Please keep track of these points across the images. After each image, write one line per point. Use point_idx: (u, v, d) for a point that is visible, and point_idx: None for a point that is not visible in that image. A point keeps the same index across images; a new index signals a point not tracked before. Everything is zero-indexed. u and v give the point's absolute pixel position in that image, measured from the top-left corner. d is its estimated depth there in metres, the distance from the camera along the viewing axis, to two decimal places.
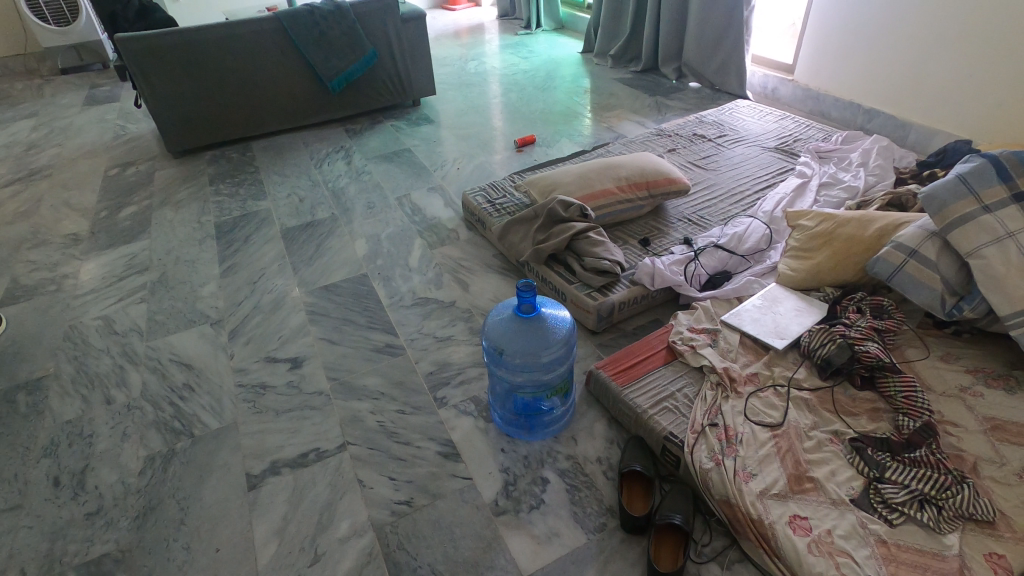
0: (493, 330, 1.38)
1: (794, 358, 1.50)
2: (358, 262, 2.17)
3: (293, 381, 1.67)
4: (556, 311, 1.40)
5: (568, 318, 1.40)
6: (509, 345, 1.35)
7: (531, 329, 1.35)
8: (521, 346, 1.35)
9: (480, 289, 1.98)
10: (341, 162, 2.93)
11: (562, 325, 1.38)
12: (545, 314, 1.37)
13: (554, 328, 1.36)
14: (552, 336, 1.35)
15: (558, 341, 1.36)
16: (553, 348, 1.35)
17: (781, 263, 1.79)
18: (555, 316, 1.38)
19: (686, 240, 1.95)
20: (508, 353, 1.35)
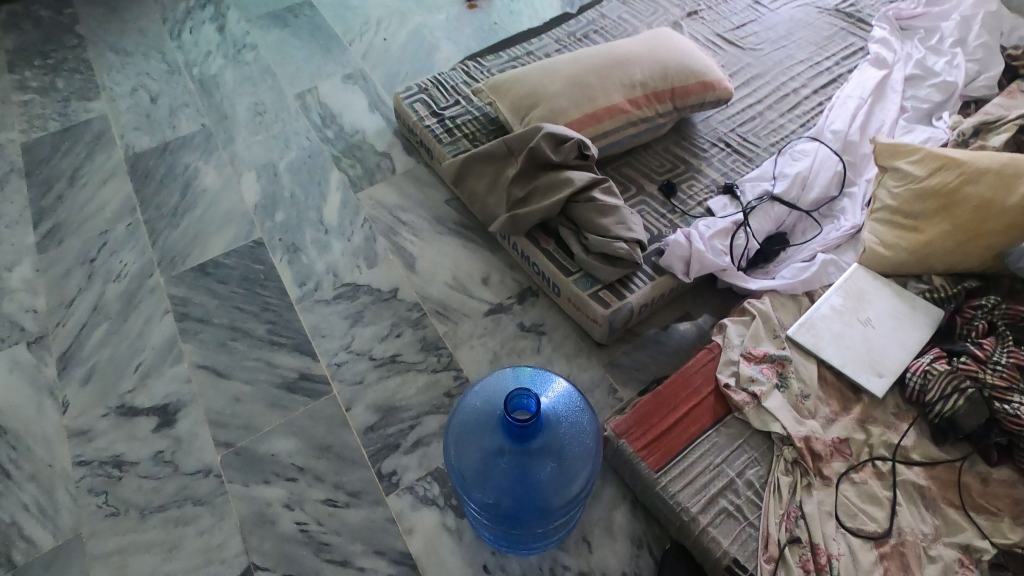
0: (467, 468, 0.80)
1: (894, 405, 1.05)
2: (249, 218, 1.48)
3: (164, 451, 1.12)
4: (567, 403, 0.85)
5: (587, 411, 0.86)
6: (509, 495, 0.78)
7: (540, 458, 0.79)
8: (530, 492, 0.78)
9: (431, 265, 1.37)
10: (209, 27, 1.98)
11: (583, 429, 0.83)
12: (553, 419, 0.82)
13: (574, 442, 0.81)
14: (576, 457, 0.80)
15: (587, 460, 0.81)
16: (583, 477, 0.80)
17: (867, 231, 1.24)
18: (568, 416, 0.83)
19: (728, 187, 1.35)
20: (510, 507, 0.78)
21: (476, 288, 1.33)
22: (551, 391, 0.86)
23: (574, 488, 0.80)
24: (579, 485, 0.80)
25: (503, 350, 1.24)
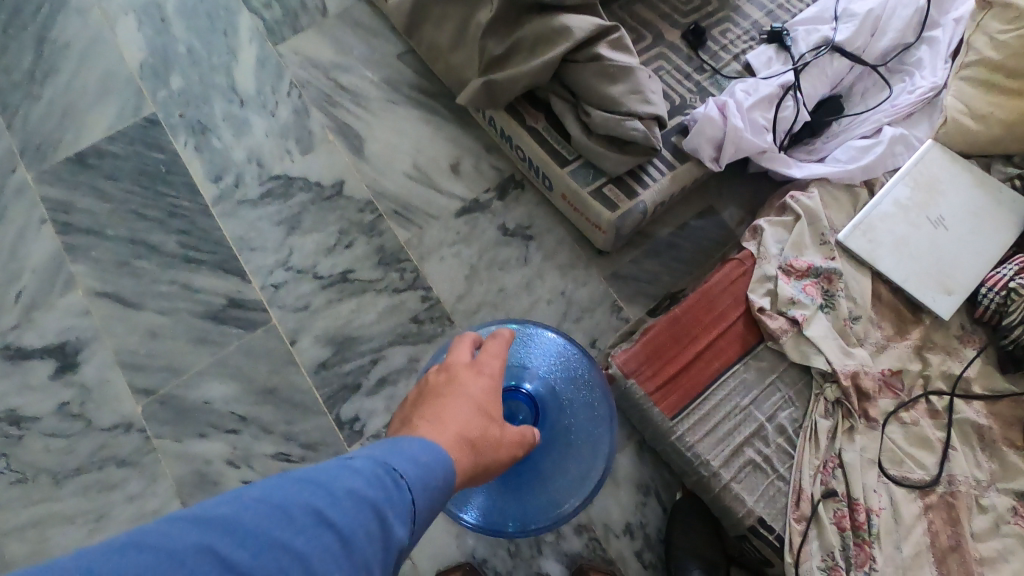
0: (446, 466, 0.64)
1: (958, 326, 0.87)
2: (135, 85, 1.10)
3: (71, 402, 0.91)
4: (569, 371, 0.69)
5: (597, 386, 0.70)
6: (504, 499, 0.63)
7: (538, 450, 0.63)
8: (525, 493, 0.63)
9: (385, 150, 1.06)
10: None
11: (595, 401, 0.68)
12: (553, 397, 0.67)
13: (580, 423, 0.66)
14: (584, 446, 0.65)
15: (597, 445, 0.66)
16: (594, 471, 0.65)
17: (950, 94, 0.96)
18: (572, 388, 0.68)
19: (773, 34, 1.03)
20: (503, 510, 0.64)
21: (445, 180, 1.04)
22: (548, 356, 0.70)
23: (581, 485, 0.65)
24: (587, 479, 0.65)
25: (482, 262, 0.99)
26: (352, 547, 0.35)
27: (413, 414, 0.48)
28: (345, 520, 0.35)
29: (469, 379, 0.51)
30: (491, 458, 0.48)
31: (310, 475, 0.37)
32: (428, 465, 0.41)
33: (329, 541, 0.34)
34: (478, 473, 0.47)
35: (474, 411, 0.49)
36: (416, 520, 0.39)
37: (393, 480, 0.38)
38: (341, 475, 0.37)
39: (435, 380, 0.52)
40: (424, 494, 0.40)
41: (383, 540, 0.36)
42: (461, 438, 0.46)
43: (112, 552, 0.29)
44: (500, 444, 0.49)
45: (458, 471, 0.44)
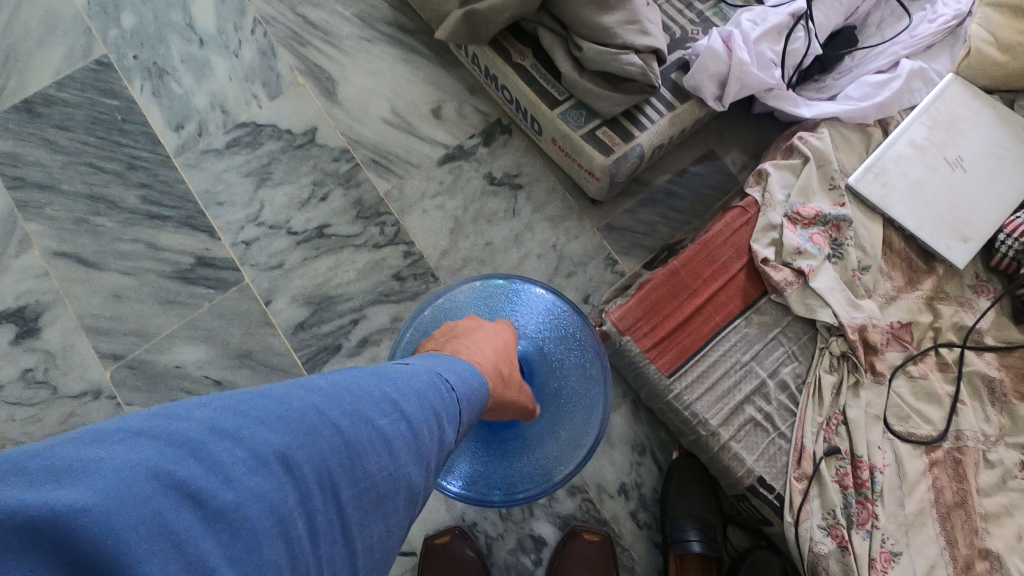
0: None
1: (972, 276, 0.82)
2: (82, 24, 1.00)
3: (35, 369, 0.86)
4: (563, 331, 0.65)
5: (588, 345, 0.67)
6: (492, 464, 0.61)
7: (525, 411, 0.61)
8: (512, 458, 0.62)
9: (360, 93, 0.98)
10: None
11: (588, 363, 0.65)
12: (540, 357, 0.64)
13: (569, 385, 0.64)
14: (575, 409, 0.64)
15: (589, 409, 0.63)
16: (586, 435, 0.63)
17: (975, 22, 0.88)
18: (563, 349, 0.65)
19: None
20: (490, 477, 0.61)
21: (426, 125, 0.96)
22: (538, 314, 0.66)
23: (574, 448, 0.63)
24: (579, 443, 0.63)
25: (467, 215, 0.93)
26: (417, 435, 0.40)
27: (453, 343, 0.54)
28: (414, 414, 0.40)
29: (495, 327, 0.60)
30: (515, 394, 0.56)
31: (384, 370, 0.42)
32: (470, 385, 0.48)
33: (403, 426, 0.39)
34: (502, 403, 0.53)
35: (501, 351, 0.56)
36: (460, 422, 0.45)
37: (442, 388, 0.44)
38: (409, 376, 0.43)
39: (465, 323, 0.59)
40: (465, 403, 0.46)
41: (437, 434, 0.42)
42: (494, 369, 0.53)
43: (252, 397, 0.34)
44: (519, 384, 0.57)
45: (490, 394, 0.51)
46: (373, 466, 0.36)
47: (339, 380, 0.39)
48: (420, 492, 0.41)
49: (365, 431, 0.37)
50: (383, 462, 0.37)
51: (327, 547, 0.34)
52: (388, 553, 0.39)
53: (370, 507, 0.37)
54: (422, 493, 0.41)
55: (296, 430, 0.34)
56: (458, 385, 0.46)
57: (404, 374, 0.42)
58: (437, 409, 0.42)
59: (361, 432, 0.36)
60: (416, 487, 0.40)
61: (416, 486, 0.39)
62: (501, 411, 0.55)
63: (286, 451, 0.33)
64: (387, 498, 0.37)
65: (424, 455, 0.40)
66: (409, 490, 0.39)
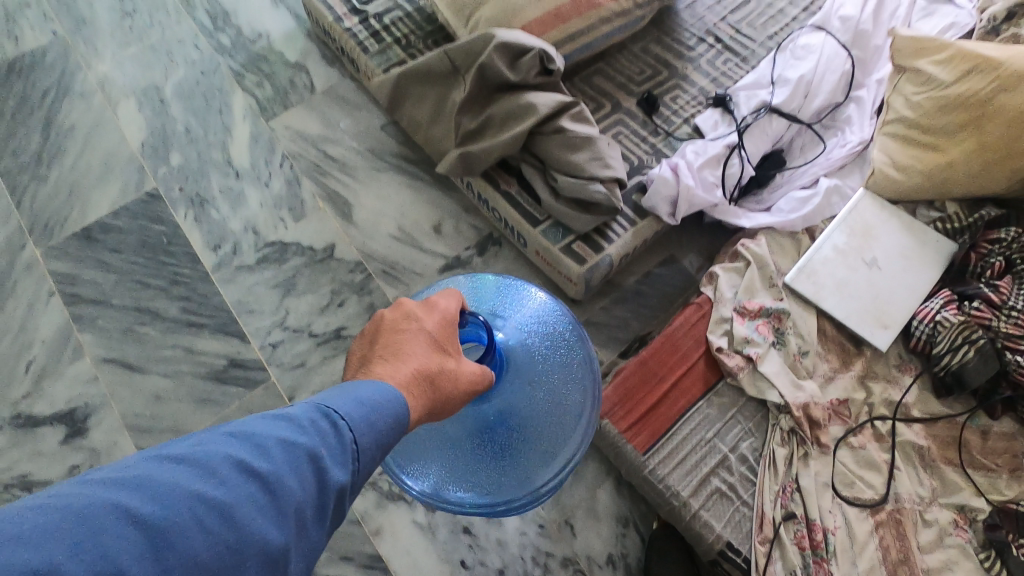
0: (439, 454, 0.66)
1: (896, 356, 0.97)
2: (136, 163, 1.19)
3: (81, 466, 0.97)
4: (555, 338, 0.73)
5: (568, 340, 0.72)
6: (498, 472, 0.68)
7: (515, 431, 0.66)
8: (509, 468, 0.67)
9: (371, 215, 1.15)
10: None
11: (582, 377, 0.72)
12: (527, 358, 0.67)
13: (555, 391, 0.68)
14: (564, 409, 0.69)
15: (573, 424, 0.70)
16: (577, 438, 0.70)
17: (876, 149, 1.08)
18: (553, 355, 0.71)
19: (719, 98, 1.15)
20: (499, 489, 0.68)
21: (428, 240, 1.13)
22: (522, 319, 0.71)
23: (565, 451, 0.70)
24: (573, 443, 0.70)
25: None
26: (278, 496, 0.37)
27: (379, 355, 0.52)
28: (272, 467, 0.38)
29: (423, 316, 0.55)
30: (448, 398, 0.52)
31: (228, 433, 0.38)
32: (380, 403, 0.45)
33: (253, 491, 0.37)
34: (439, 405, 0.52)
35: (431, 349, 0.53)
36: (383, 445, 0.44)
37: (324, 427, 0.41)
38: (266, 428, 0.40)
39: (391, 317, 0.54)
40: (384, 424, 0.44)
41: (315, 480, 0.40)
42: (420, 376, 0.51)
43: (35, 507, 0.31)
44: (458, 377, 0.53)
45: (415, 403, 0.49)
46: (210, 548, 0.34)
47: (156, 463, 0.35)
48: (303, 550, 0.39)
49: (189, 515, 0.34)
50: (226, 539, 0.35)
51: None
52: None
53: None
54: (309, 546, 0.40)
55: (91, 531, 0.31)
56: (346, 419, 0.43)
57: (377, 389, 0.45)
58: (311, 457, 0.40)
59: (179, 521, 0.33)
60: (289, 547, 0.38)
61: (277, 544, 0.37)
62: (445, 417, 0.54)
63: (58, 562, 0.29)
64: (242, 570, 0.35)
65: (294, 513, 0.38)
66: (275, 555, 0.37)
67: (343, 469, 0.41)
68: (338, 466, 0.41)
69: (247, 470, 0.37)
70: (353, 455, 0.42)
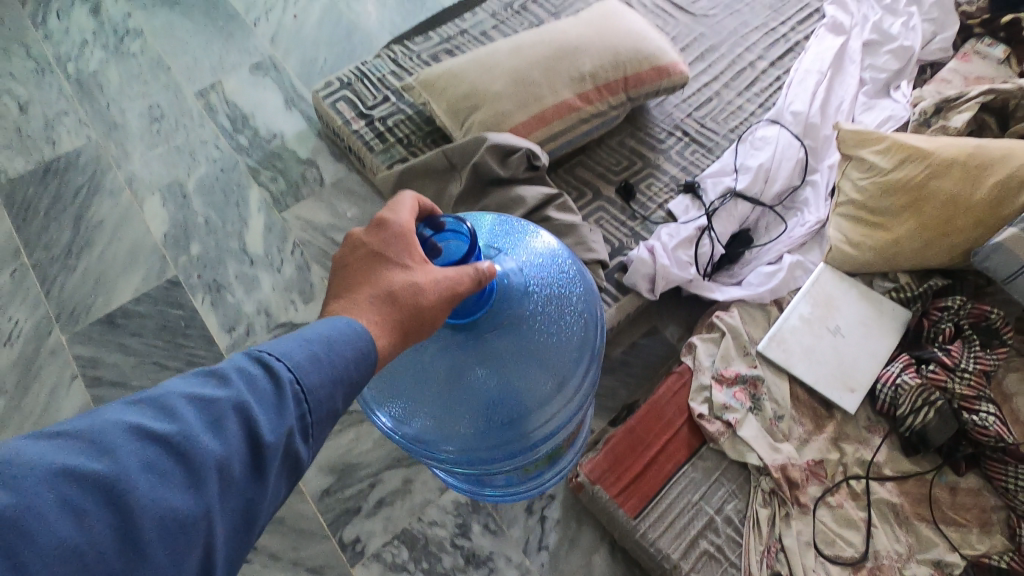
0: (441, 400, 0.69)
1: (865, 418, 1.04)
2: (158, 253, 1.29)
3: None
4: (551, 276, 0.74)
5: (560, 276, 0.75)
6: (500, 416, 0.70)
7: (507, 391, 0.69)
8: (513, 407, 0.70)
9: None
10: (82, 11, 1.69)
11: (576, 324, 0.75)
12: (522, 296, 0.68)
13: (549, 323, 0.71)
14: (558, 346, 0.72)
15: (566, 378, 0.73)
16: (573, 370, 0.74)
17: (832, 227, 1.19)
18: (548, 292, 0.72)
19: (689, 185, 1.28)
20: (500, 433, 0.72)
21: None
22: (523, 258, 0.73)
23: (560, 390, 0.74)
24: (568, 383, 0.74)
25: None
26: (183, 458, 0.40)
27: (348, 280, 0.55)
28: (172, 431, 0.40)
29: (379, 236, 0.56)
30: (420, 309, 0.54)
31: (135, 402, 0.41)
32: (338, 333, 0.48)
33: (154, 458, 0.39)
34: (406, 322, 0.54)
35: (393, 266, 0.55)
36: (342, 381, 0.48)
37: (245, 385, 0.44)
38: (169, 395, 0.42)
39: (347, 250, 0.57)
40: (344, 359, 0.48)
41: (239, 436, 0.42)
42: (382, 295, 0.54)
43: None
44: (425, 289, 0.55)
45: (378, 324, 0.52)
46: (98, 522, 0.36)
47: (46, 440, 0.38)
48: (233, 506, 0.42)
49: (65, 492, 0.36)
50: (111, 512, 0.37)
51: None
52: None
53: (121, 552, 0.36)
54: (240, 502, 0.42)
55: None
56: (277, 370, 0.45)
57: (345, 325, 0.49)
58: (223, 419, 0.42)
59: (47, 498, 0.35)
60: (200, 510, 0.39)
61: (183, 509, 0.39)
62: (432, 328, 0.56)
63: None
64: (143, 541, 0.37)
65: (209, 470, 0.40)
66: (182, 519, 0.38)
67: (269, 424, 0.43)
68: (261, 422, 0.43)
69: (147, 438, 0.39)
70: (280, 409, 0.44)
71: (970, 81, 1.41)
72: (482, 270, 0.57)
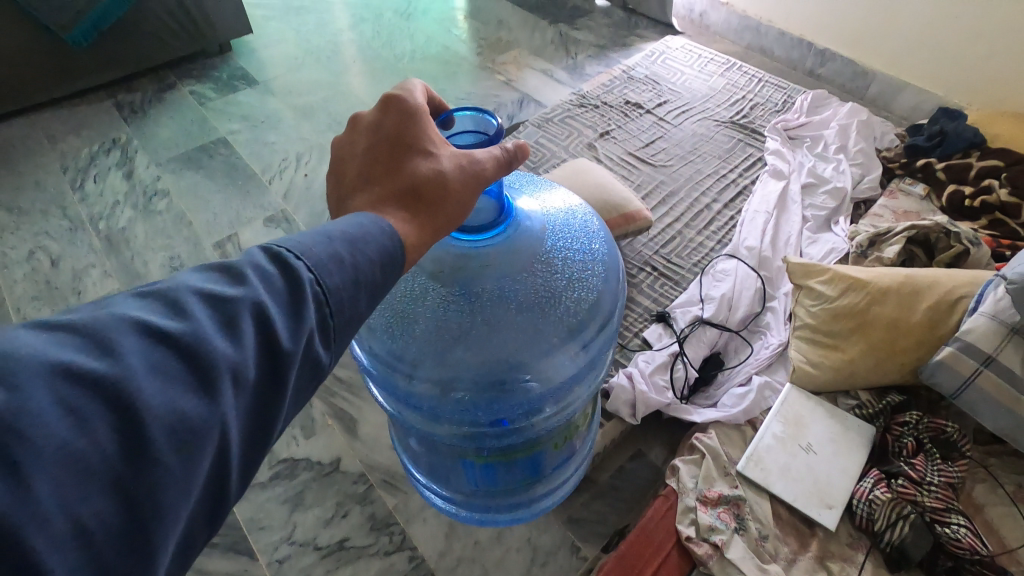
0: (449, 327, 0.73)
1: (847, 535, 1.08)
2: None
3: None
4: (564, 226, 0.81)
5: (576, 233, 0.82)
6: (506, 350, 0.75)
7: (509, 337, 0.74)
8: (518, 343, 0.75)
9: (374, 428, 1.32)
10: (116, 175, 1.92)
11: (587, 286, 0.79)
12: (534, 239, 0.75)
13: (559, 270, 0.76)
14: (569, 292, 0.77)
15: (570, 330, 0.78)
16: (580, 323, 0.78)
17: (793, 349, 1.31)
18: (561, 242, 0.78)
19: (661, 315, 1.42)
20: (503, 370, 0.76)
21: None
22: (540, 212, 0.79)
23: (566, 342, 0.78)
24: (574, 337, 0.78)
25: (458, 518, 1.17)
26: (194, 360, 0.37)
27: (372, 176, 0.58)
28: (183, 330, 0.37)
29: (401, 130, 0.59)
30: (446, 197, 0.58)
31: (138, 296, 0.39)
32: (361, 225, 0.49)
33: (162, 358, 0.36)
34: (433, 208, 0.57)
35: (417, 156, 0.58)
36: (365, 284, 0.47)
37: (262, 285, 0.42)
38: (181, 291, 0.39)
39: (368, 146, 0.59)
40: (368, 260, 0.48)
41: (254, 338, 0.40)
42: (408, 189, 0.56)
43: None
44: (449, 188, 0.58)
45: (405, 212, 0.55)
46: (99, 431, 0.33)
47: (38, 333, 0.34)
48: (246, 408, 0.40)
49: (63, 391, 0.32)
50: (113, 416, 0.34)
51: (42, 549, 0.30)
52: (222, 490, 0.40)
53: (128, 460, 0.34)
54: (247, 407, 0.40)
55: None
56: (299, 271, 0.44)
57: (367, 223, 0.50)
58: (238, 321, 0.40)
59: (41, 398, 0.32)
60: (213, 419, 0.37)
61: (195, 419, 0.36)
62: (461, 213, 0.59)
63: None
64: (152, 450, 0.34)
65: (225, 375, 0.38)
66: (195, 427, 0.36)
67: (287, 331, 0.42)
68: (279, 329, 0.42)
69: (154, 336, 0.37)
70: (298, 314, 0.43)
71: (898, 214, 1.61)
72: (509, 149, 0.62)
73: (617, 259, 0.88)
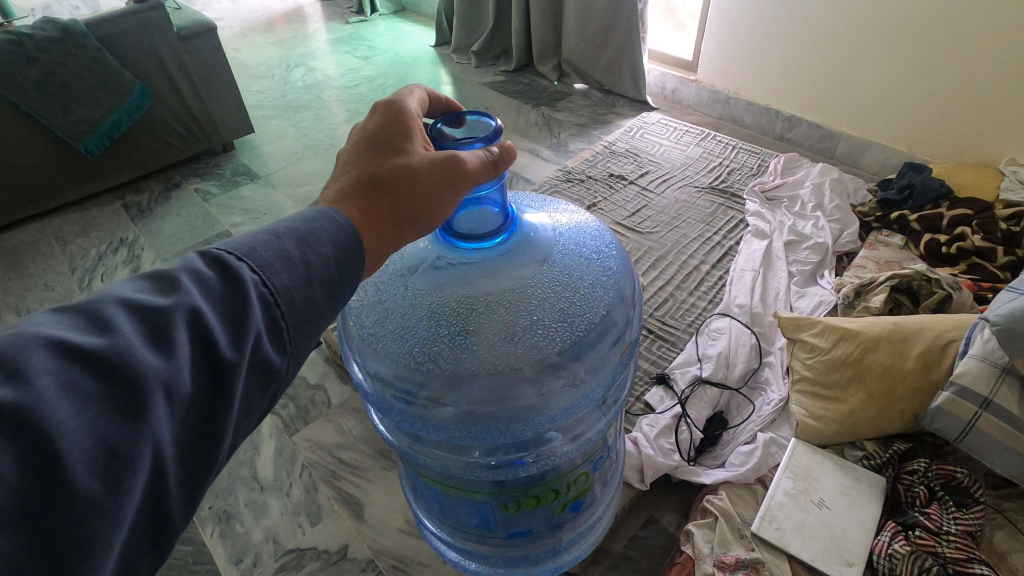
0: (455, 343, 0.69)
1: None
2: None
3: None
4: (575, 239, 0.80)
5: (586, 245, 0.80)
6: (515, 366, 0.70)
7: (524, 340, 0.70)
8: (527, 358, 0.70)
9: (381, 511, 1.30)
10: (124, 271, 1.98)
11: (599, 292, 0.76)
12: (539, 250, 0.74)
13: (569, 280, 0.74)
14: (578, 302, 0.74)
15: (581, 343, 0.74)
16: (592, 333, 0.75)
17: (795, 404, 1.32)
18: (571, 254, 0.77)
19: (661, 378, 1.45)
20: (511, 390, 0.72)
21: None
22: (549, 227, 0.79)
23: (574, 357, 0.74)
24: (583, 352, 0.75)
25: None
26: (118, 376, 0.36)
27: (343, 168, 0.58)
28: (100, 345, 0.36)
29: (380, 127, 0.60)
30: (416, 190, 0.56)
31: (62, 313, 0.38)
32: (314, 219, 0.49)
33: (79, 377, 0.35)
34: (394, 198, 0.55)
35: (389, 150, 0.58)
36: (320, 281, 0.46)
37: (198, 292, 0.41)
38: (107, 306, 0.38)
39: (348, 147, 0.60)
40: (321, 256, 0.47)
41: (188, 350, 0.39)
42: (373, 181, 0.55)
43: None
44: (418, 178, 0.57)
45: (362, 203, 0.53)
46: (7, 462, 0.31)
47: None
48: (185, 425, 0.39)
49: None
50: (23, 444, 0.32)
51: None
52: (165, 518, 0.39)
53: (42, 491, 0.32)
54: (184, 423, 0.39)
55: None
56: (241, 275, 0.43)
57: (318, 219, 0.49)
58: (170, 331, 0.39)
59: None
60: (141, 438, 0.36)
61: (116, 440, 0.35)
62: (427, 206, 0.57)
63: None
64: (68, 476, 0.33)
65: (156, 390, 0.37)
66: (119, 450, 0.35)
67: (227, 340, 0.41)
68: (219, 338, 0.40)
69: (72, 353, 0.35)
70: (240, 321, 0.41)
71: (881, 264, 1.67)
72: (497, 150, 0.62)
73: (630, 269, 0.86)
